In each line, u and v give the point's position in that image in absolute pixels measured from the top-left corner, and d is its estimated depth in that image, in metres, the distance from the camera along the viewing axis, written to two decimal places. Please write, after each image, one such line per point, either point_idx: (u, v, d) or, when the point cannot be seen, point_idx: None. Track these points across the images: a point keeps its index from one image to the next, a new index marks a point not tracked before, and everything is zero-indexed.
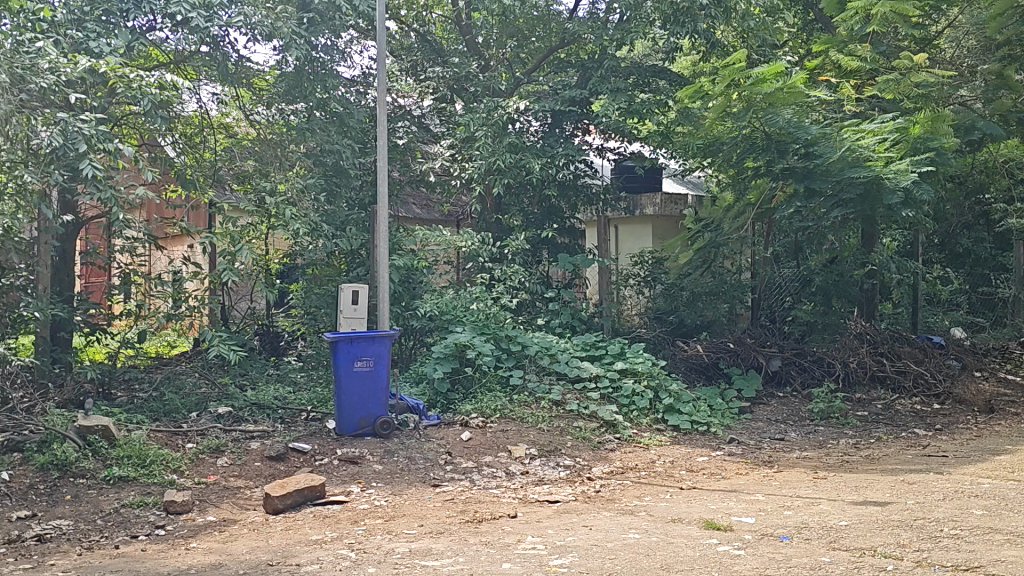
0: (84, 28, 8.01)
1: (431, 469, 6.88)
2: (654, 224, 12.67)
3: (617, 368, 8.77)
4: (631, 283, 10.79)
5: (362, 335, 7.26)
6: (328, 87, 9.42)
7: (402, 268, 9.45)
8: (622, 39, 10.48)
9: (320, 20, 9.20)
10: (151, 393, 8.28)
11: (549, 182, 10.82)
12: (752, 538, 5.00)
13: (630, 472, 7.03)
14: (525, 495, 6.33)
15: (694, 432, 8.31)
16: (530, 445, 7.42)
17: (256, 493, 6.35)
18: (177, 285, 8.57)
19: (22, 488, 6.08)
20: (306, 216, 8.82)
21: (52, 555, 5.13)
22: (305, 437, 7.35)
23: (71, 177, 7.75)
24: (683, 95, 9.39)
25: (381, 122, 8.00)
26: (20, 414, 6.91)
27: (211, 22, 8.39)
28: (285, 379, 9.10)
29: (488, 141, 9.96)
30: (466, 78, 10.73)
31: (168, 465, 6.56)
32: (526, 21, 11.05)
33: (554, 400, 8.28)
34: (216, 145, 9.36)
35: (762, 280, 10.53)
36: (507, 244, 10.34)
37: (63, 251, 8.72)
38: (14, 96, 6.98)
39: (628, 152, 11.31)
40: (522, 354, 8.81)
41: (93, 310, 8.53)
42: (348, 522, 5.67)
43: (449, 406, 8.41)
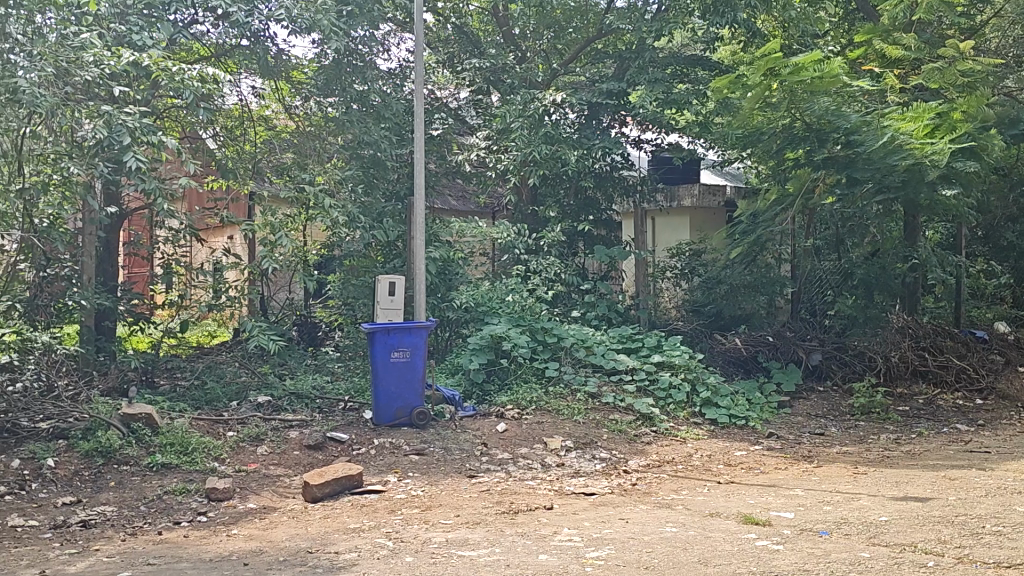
0: (127, 22, 8.11)
1: (467, 460, 6.92)
2: (690, 217, 12.62)
3: (654, 360, 8.72)
4: (668, 275, 10.85)
5: (398, 326, 7.31)
6: (366, 79, 9.46)
7: (438, 260, 9.45)
8: (660, 30, 10.34)
9: (359, 14, 9.26)
10: (194, 381, 8.40)
11: (586, 173, 10.81)
12: (791, 533, 4.96)
13: (667, 466, 7.02)
14: (562, 487, 6.35)
15: (732, 426, 8.26)
16: (566, 437, 7.43)
17: (296, 481, 6.44)
18: (217, 275, 8.73)
19: (67, 475, 6.23)
20: (344, 207, 8.90)
21: (96, 541, 5.24)
22: (343, 427, 7.42)
23: (115, 168, 7.90)
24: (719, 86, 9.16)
25: (419, 114, 8.00)
26: (66, 402, 7.07)
27: (252, 16, 8.58)
28: (323, 369, 9.18)
29: (525, 132, 9.94)
30: (502, 70, 10.75)
31: (209, 453, 6.67)
32: (563, 12, 10.97)
33: (590, 392, 8.29)
34: (256, 137, 9.39)
35: (802, 274, 10.40)
36: (543, 236, 10.32)
37: (107, 242, 8.91)
38: (59, 88, 7.13)
39: (666, 143, 11.25)
40: (558, 346, 8.83)
41: (136, 300, 8.77)
42: (385, 511, 5.73)
43: (485, 398, 8.40)
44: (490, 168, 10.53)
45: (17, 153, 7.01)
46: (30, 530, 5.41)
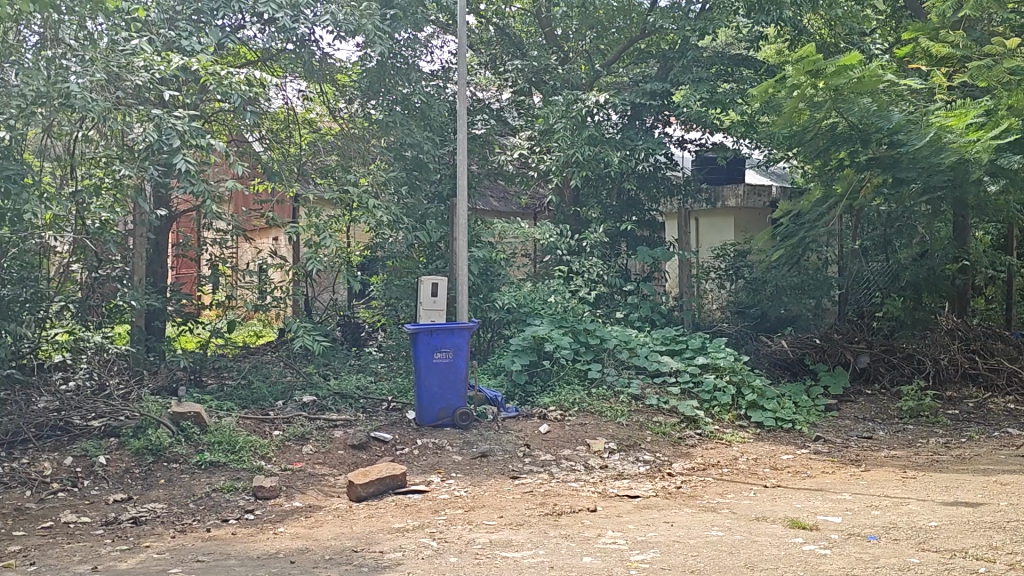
0: (176, 27, 8.27)
1: (511, 461, 6.94)
2: (736, 217, 12.41)
3: (699, 362, 8.64)
4: (711, 276, 10.78)
5: (441, 327, 7.35)
6: (410, 81, 9.54)
7: (481, 261, 9.49)
8: (705, 28, 10.27)
9: (403, 16, 9.46)
10: (241, 381, 8.53)
11: (629, 174, 10.81)
12: (838, 537, 4.90)
13: (712, 469, 6.96)
14: (605, 489, 6.33)
15: (778, 429, 8.18)
16: (609, 439, 7.41)
17: (341, 481, 6.50)
18: (262, 276, 8.98)
19: (118, 472, 6.36)
20: (387, 208, 8.98)
21: (147, 537, 5.35)
22: (387, 427, 7.48)
23: (165, 172, 8.05)
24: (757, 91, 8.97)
25: (461, 115, 7.98)
26: (118, 401, 7.23)
27: (299, 21, 8.72)
28: (367, 369, 9.25)
29: (568, 133, 9.87)
30: (545, 71, 10.77)
31: (256, 451, 6.76)
32: (606, 13, 10.95)
33: (633, 394, 8.25)
34: (301, 140, 9.50)
35: (851, 274, 10.20)
36: (585, 237, 10.30)
37: (156, 244, 9.04)
38: (111, 94, 7.38)
39: (710, 143, 11.26)
40: (601, 348, 8.79)
41: (185, 301, 8.77)
42: (429, 511, 5.77)
43: (527, 399, 8.41)
44: (533, 168, 10.52)
45: (68, 155, 7.57)
46: (82, 526, 5.53)
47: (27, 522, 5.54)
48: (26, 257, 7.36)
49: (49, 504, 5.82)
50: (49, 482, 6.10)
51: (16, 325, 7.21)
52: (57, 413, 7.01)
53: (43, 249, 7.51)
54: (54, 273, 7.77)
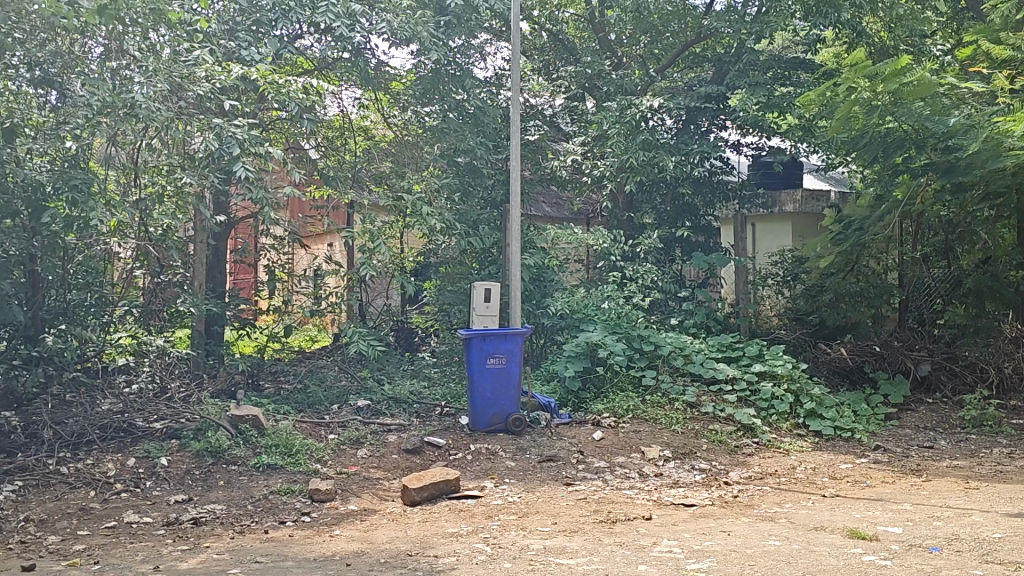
0: (236, 37, 8.47)
1: (564, 468, 6.91)
2: (793, 222, 12.12)
3: (755, 370, 8.51)
4: (770, 282, 10.35)
5: (494, 332, 7.38)
6: (464, 87, 9.61)
7: (533, 267, 9.55)
8: (761, 32, 10.26)
9: (457, 23, 9.50)
10: (297, 385, 8.66)
11: (684, 180, 10.78)
12: (899, 548, 4.80)
13: (769, 478, 6.86)
14: (660, 497, 6.27)
15: (837, 439, 8.04)
16: (664, 446, 7.36)
17: (395, 484, 6.55)
18: (317, 282, 9.02)
19: (179, 473, 6.48)
20: (441, 215, 9.05)
21: (207, 538, 5.44)
22: (440, 431, 7.52)
23: (224, 179, 8.21)
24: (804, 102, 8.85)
25: (514, 122, 8.12)
26: (180, 404, 7.44)
27: (354, 30, 8.84)
28: (420, 374, 9.32)
29: (621, 138, 9.85)
30: (599, 77, 10.74)
31: (312, 455, 6.84)
32: (660, 17, 10.84)
33: (689, 402, 8.18)
34: (355, 147, 9.50)
35: (909, 282, 9.82)
36: (639, 242, 10.22)
37: (216, 251, 9.20)
38: (174, 103, 7.57)
39: (767, 146, 11.22)
40: (655, 355, 8.69)
41: (243, 306, 8.92)
42: (483, 516, 5.78)
43: (581, 406, 8.41)
44: (585, 174, 10.37)
45: (131, 163, 7.77)
46: (145, 526, 5.66)
47: (91, 522, 5.68)
48: (92, 263, 7.71)
49: (112, 504, 5.96)
50: (113, 482, 6.24)
51: (83, 328, 7.57)
52: (121, 415, 7.20)
53: (107, 254, 7.80)
54: (117, 279, 7.99)
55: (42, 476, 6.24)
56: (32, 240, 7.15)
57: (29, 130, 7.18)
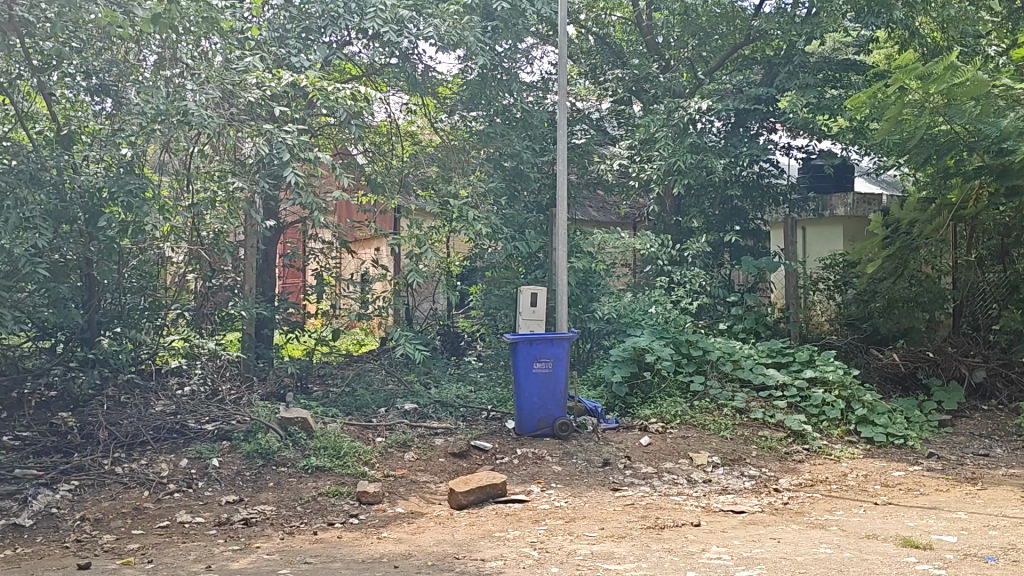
0: (286, 45, 8.60)
1: (611, 473, 6.87)
2: (843, 226, 11.53)
3: (806, 376, 8.37)
4: (820, 287, 10.10)
5: (541, 336, 7.35)
6: (511, 91, 9.72)
7: (580, 271, 9.50)
8: (812, 33, 10.19)
9: (504, 28, 9.53)
10: (345, 388, 8.72)
11: (733, 182, 10.67)
12: (953, 557, 4.68)
13: (820, 485, 6.74)
14: (708, 504, 6.20)
15: (889, 446, 7.87)
16: (713, 453, 7.29)
17: (442, 488, 6.56)
18: (364, 286, 9.08)
19: (230, 474, 6.55)
20: (488, 218, 9.08)
21: (257, 539, 5.50)
22: (487, 435, 7.52)
23: (274, 184, 8.33)
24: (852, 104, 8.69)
25: (562, 126, 7.99)
26: (231, 406, 7.56)
27: (402, 35, 8.91)
28: (466, 378, 9.33)
29: (670, 141, 9.74)
30: (645, 80, 10.68)
31: (360, 457, 6.87)
32: (709, 19, 10.68)
33: (738, 407, 8.08)
34: (402, 152, 9.43)
35: (964, 287, 9.62)
36: (686, 247, 10.12)
37: (266, 253, 9.31)
38: (226, 110, 7.68)
39: (818, 150, 11.13)
40: (704, 360, 8.60)
41: (292, 310, 9.05)
42: (529, 520, 5.76)
43: (628, 410, 8.36)
44: (632, 178, 10.36)
45: (184, 169, 7.95)
46: (197, 526, 5.74)
47: (144, 521, 5.77)
48: (146, 267, 7.83)
49: (165, 504, 6.05)
50: (166, 482, 6.33)
51: (137, 331, 7.86)
52: (174, 416, 7.33)
53: (161, 258, 7.96)
54: (170, 282, 8.18)
55: (98, 475, 6.35)
56: (89, 245, 7.32)
57: (85, 136, 7.39)
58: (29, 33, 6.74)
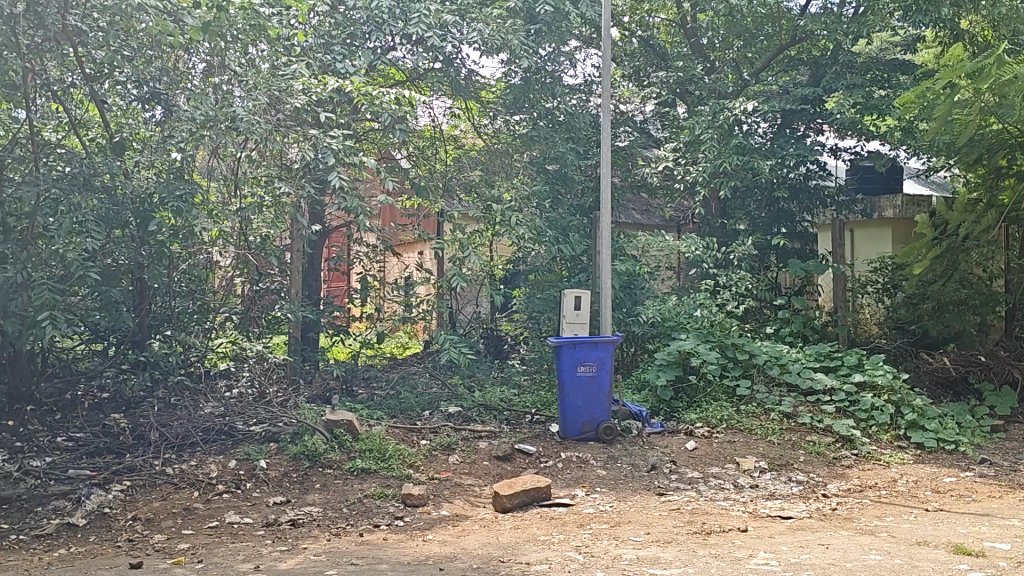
0: (331, 51, 8.70)
1: (656, 477, 6.82)
2: (893, 228, 11.23)
3: (855, 380, 8.22)
4: (868, 291, 10.00)
5: (585, 340, 7.33)
6: (555, 95, 9.69)
7: (624, 274, 9.45)
8: (858, 32, 10.09)
9: (547, 31, 9.53)
10: (389, 391, 8.76)
11: (779, 184, 10.56)
12: (1008, 565, 4.56)
13: (869, 491, 6.63)
14: (755, 509, 6.12)
15: (940, 451, 7.71)
16: (760, 458, 7.20)
17: (486, 491, 6.57)
18: (408, 290, 9.14)
19: (277, 476, 6.62)
20: (532, 222, 9.08)
21: (304, 540, 5.55)
22: (531, 439, 7.52)
23: (320, 189, 8.42)
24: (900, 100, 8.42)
25: (606, 128, 7.99)
26: (278, 409, 7.65)
27: (445, 40, 8.97)
28: (510, 381, 9.34)
29: (715, 143, 9.65)
30: (690, 81, 10.61)
31: (405, 460, 6.91)
32: (754, 20, 10.70)
33: (785, 412, 7.99)
34: (446, 156, 9.54)
35: (1018, 289, 9.42)
36: (732, 250, 10.01)
37: (312, 258, 9.38)
38: (273, 116, 7.78)
39: (866, 151, 10.94)
40: (750, 364, 8.51)
41: (337, 313, 9.05)
42: (574, 524, 5.74)
43: (673, 415, 8.30)
44: (677, 181, 10.29)
45: (232, 175, 8.02)
46: (245, 526, 5.81)
47: (194, 522, 5.86)
48: (195, 271, 7.97)
49: (214, 505, 6.14)
50: (215, 483, 6.42)
51: (187, 334, 7.94)
52: (223, 419, 7.43)
53: (209, 262, 8.07)
54: (219, 286, 8.32)
55: (149, 476, 6.45)
56: (140, 249, 7.45)
57: (137, 143, 7.55)
58: (82, 43, 6.97)
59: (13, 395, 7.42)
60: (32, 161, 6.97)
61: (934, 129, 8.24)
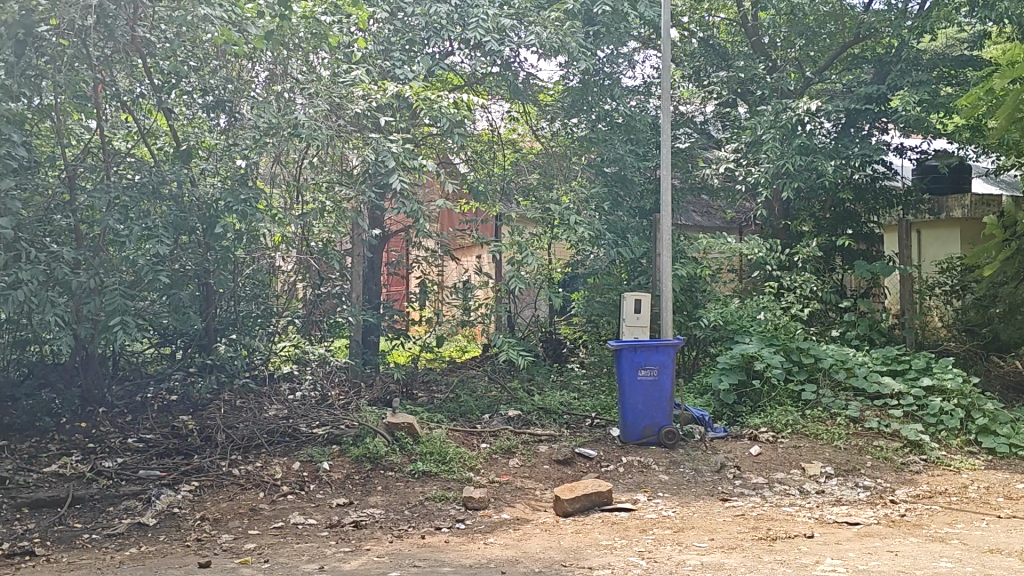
0: (391, 57, 8.79)
1: (720, 483, 6.73)
2: (962, 228, 11.04)
3: (924, 384, 8.00)
4: (937, 292, 9.85)
5: (646, 343, 7.27)
6: (613, 96, 9.65)
7: (685, 277, 9.35)
8: (923, 27, 9.86)
9: (606, 32, 9.49)
10: (449, 394, 8.80)
11: (845, 185, 10.41)
12: None
13: (939, 497, 6.44)
14: (822, 515, 6.00)
15: (1014, 457, 7.45)
16: (826, 463, 7.06)
17: (547, 495, 6.55)
18: (467, 293, 9.15)
19: (340, 478, 6.68)
20: (590, 224, 9.02)
21: (367, 541, 5.60)
22: (591, 443, 7.48)
23: (380, 194, 8.49)
24: (962, 103, 8.17)
25: (665, 131, 7.83)
26: (340, 411, 7.74)
27: (504, 44, 9.02)
28: (569, 385, 9.30)
29: (777, 143, 9.50)
30: (752, 81, 10.44)
31: (466, 463, 6.93)
32: (816, 18, 10.49)
33: (851, 417, 7.81)
34: (504, 161, 9.62)
35: None
36: (796, 252, 9.82)
37: (371, 261, 9.33)
38: (334, 121, 7.86)
39: (933, 150, 10.79)
40: (815, 367, 8.33)
41: (396, 317, 9.07)
42: (637, 529, 5.69)
43: (736, 419, 8.18)
44: (739, 182, 10.17)
45: (295, 180, 8.17)
46: (309, 527, 5.88)
47: (260, 522, 5.95)
48: (259, 275, 8.14)
49: (279, 505, 6.23)
50: (280, 484, 6.52)
51: (250, 337, 8.11)
52: (287, 420, 7.54)
53: (271, 267, 8.24)
54: (282, 290, 8.46)
55: (216, 476, 6.58)
56: (206, 254, 7.58)
57: (203, 151, 7.67)
58: (150, 54, 7.12)
59: (86, 397, 7.71)
60: (103, 170, 7.18)
61: (998, 129, 7.93)
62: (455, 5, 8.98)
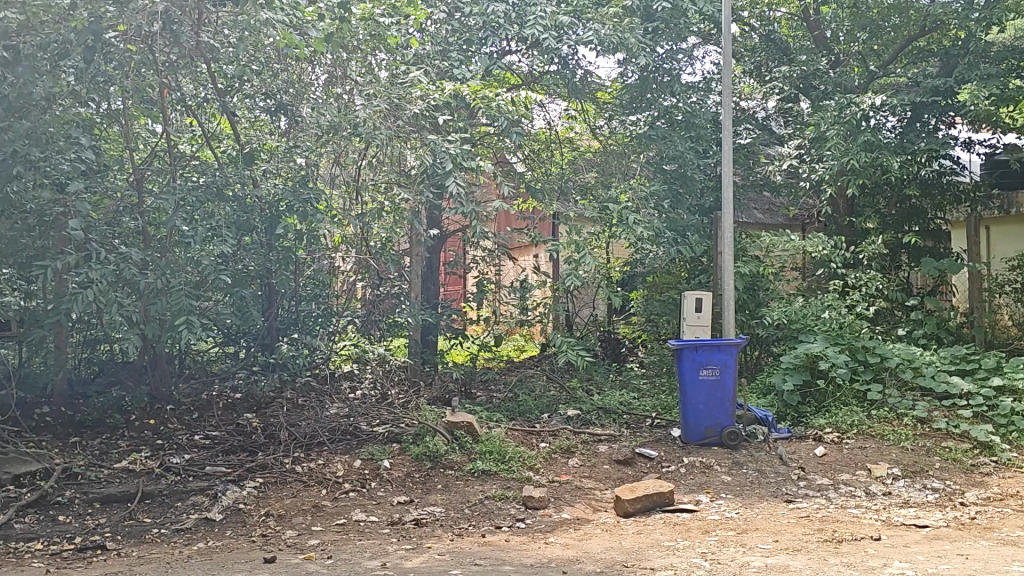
0: (449, 57, 8.80)
1: (784, 484, 6.62)
2: None
3: (995, 384, 7.76)
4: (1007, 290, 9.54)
5: (707, 343, 7.17)
6: (673, 93, 9.53)
7: (746, 275, 9.24)
8: (992, 18, 9.52)
9: (665, 28, 9.41)
10: (508, 393, 8.81)
11: (910, 180, 10.18)
12: None
13: (1011, 500, 6.23)
14: (889, 517, 5.86)
15: None
16: (893, 464, 6.90)
17: (608, 495, 6.51)
18: (524, 294, 9.11)
19: (400, 475, 6.73)
20: (649, 222, 8.95)
21: (427, 539, 5.62)
22: (652, 443, 7.41)
23: (438, 194, 8.52)
24: None
25: (727, 127, 7.73)
26: (401, 410, 7.80)
27: (561, 41, 9.03)
28: (629, 385, 9.25)
29: (841, 140, 9.27)
30: (815, 75, 10.23)
31: (525, 462, 6.93)
32: (879, 11, 10.20)
33: (919, 417, 7.62)
34: (561, 158, 9.64)
35: None
36: (861, 250, 9.61)
37: (430, 262, 9.50)
38: (392, 121, 7.91)
39: (1002, 143, 10.57)
40: (881, 367, 8.13)
41: (455, 317, 9.09)
42: (700, 530, 5.62)
43: (800, 419, 8.06)
44: (802, 179, 10.00)
45: (355, 180, 8.26)
46: (371, 524, 5.93)
47: (323, 519, 6.02)
48: (319, 276, 8.24)
49: (341, 502, 6.29)
50: (341, 481, 6.58)
51: (312, 336, 8.17)
52: (348, 419, 7.62)
53: (332, 267, 8.39)
54: (341, 290, 8.55)
55: (279, 473, 6.67)
56: (268, 255, 7.69)
57: (265, 153, 7.78)
58: (214, 58, 7.21)
59: (154, 395, 7.88)
60: (170, 172, 7.34)
61: None
62: (512, 4, 9.01)
